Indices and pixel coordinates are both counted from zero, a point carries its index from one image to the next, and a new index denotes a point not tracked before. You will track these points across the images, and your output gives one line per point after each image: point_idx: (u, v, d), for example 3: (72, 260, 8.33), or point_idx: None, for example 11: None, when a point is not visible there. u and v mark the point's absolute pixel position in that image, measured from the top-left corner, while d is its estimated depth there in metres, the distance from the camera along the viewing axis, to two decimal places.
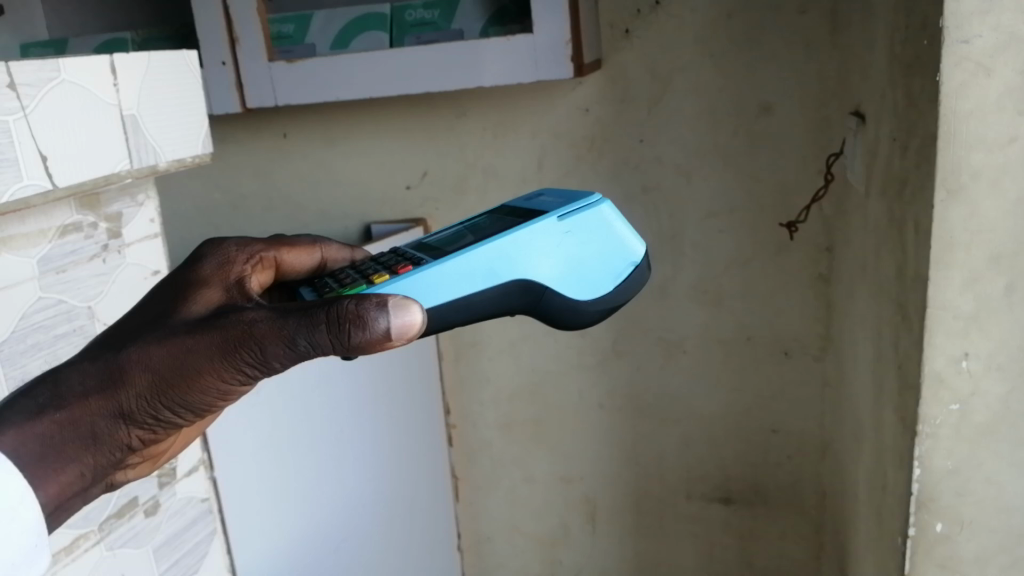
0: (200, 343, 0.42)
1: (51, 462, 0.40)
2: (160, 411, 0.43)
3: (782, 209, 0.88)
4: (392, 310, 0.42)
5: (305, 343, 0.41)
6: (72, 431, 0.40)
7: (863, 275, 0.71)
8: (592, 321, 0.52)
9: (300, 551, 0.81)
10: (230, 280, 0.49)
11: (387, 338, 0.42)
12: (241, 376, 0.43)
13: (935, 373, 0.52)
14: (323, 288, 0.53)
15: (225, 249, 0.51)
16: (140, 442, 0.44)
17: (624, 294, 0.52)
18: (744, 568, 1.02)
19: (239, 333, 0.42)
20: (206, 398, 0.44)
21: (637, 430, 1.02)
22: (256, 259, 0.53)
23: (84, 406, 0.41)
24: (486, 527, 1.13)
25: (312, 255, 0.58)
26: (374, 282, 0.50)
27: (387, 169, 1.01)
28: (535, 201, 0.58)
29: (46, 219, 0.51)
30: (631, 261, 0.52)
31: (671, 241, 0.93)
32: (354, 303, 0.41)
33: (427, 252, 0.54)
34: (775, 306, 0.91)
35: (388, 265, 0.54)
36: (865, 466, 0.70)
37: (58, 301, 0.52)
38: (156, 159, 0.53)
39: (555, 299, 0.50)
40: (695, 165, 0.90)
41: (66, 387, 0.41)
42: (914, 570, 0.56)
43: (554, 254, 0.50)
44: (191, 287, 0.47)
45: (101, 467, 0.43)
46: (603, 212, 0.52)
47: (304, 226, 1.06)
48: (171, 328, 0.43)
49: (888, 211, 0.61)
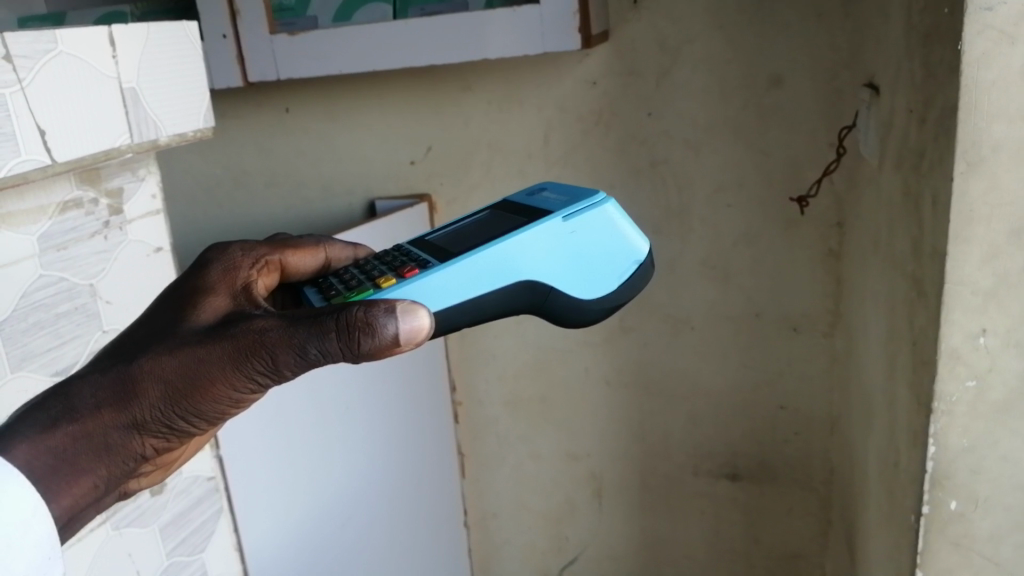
0: (212, 352, 0.41)
1: (64, 475, 0.39)
2: (173, 420, 0.42)
3: (792, 184, 0.86)
4: (400, 316, 0.42)
5: (315, 351, 0.41)
6: (85, 443, 0.40)
7: (876, 249, 0.70)
8: (597, 319, 0.51)
9: (307, 529, 0.81)
10: (237, 284, 0.47)
11: (396, 344, 0.42)
12: (253, 385, 0.42)
13: (951, 349, 0.51)
14: (328, 290, 0.52)
15: (230, 254, 0.50)
16: (154, 451, 0.43)
17: (628, 292, 0.51)
18: (750, 543, 1.02)
19: (251, 341, 0.41)
20: (218, 406, 0.43)
21: (644, 407, 1.01)
22: (260, 262, 0.52)
23: (97, 418, 0.40)
24: (492, 503, 1.14)
25: (315, 256, 0.57)
26: (381, 286, 0.49)
27: (391, 144, 1.00)
28: (537, 197, 0.57)
29: (45, 195, 0.50)
30: (635, 258, 0.51)
31: (679, 216, 0.91)
32: (363, 310, 0.41)
33: (431, 252, 0.53)
34: (785, 282, 0.90)
35: (393, 266, 0.53)
36: (876, 443, 0.70)
37: (58, 279, 0.51)
38: (156, 134, 0.52)
39: (561, 299, 0.49)
40: (704, 139, 0.88)
41: (77, 399, 0.40)
42: (927, 548, 0.56)
43: (560, 254, 0.50)
44: (198, 293, 0.45)
45: (114, 477, 0.42)
46: (607, 210, 0.51)
47: (307, 202, 1.05)
48: (182, 337, 0.42)
49: (904, 184, 0.60)
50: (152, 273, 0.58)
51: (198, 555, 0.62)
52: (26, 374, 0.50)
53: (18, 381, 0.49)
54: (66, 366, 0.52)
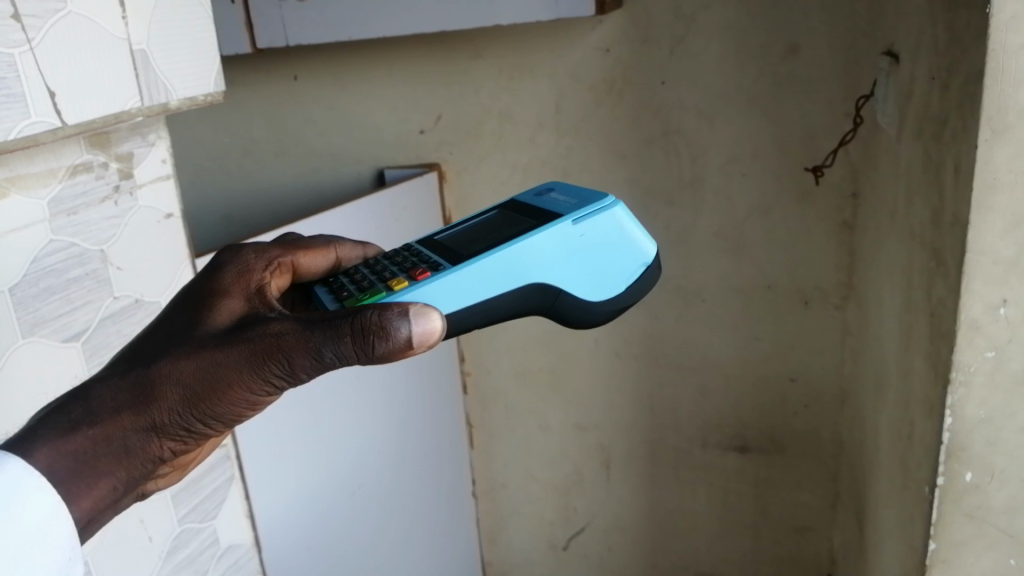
0: (229, 356, 0.41)
1: (84, 478, 0.39)
2: (191, 423, 0.41)
3: (807, 153, 0.85)
4: (413, 318, 0.42)
5: (331, 354, 0.41)
6: (105, 446, 0.39)
7: (893, 219, 0.69)
8: (603, 320, 0.51)
9: (315, 497, 0.81)
10: (251, 286, 0.46)
11: (409, 346, 0.42)
12: (270, 388, 0.42)
13: (971, 319, 0.51)
14: (340, 292, 0.51)
15: (244, 256, 0.48)
16: (171, 454, 0.43)
17: (634, 295, 0.51)
18: (758, 515, 1.02)
19: (268, 345, 0.40)
20: (235, 408, 0.43)
21: (654, 378, 1.01)
22: (274, 264, 0.51)
23: (116, 421, 0.39)
24: (500, 473, 1.14)
25: (326, 257, 0.56)
26: (393, 288, 0.48)
27: (400, 113, 0.99)
28: (545, 197, 0.57)
29: (54, 158, 0.49)
30: (642, 261, 0.51)
31: (692, 186, 0.91)
32: (377, 314, 0.41)
33: (442, 254, 0.52)
34: (797, 254, 0.89)
35: (405, 268, 0.52)
36: (889, 415, 0.69)
37: (69, 245, 0.51)
38: (167, 97, 0.51)
39: (569, 301, 0.49)
40: (718, 108, 0.87)
41: (97, 403, 0.39)
42: (941, 519, 0.55)
43: (569, 256, 0.49)
44: (213, 295, 0.44)
45: (132, 479, 0.41)
46: (616, 214, 0.51)
47: (316, 171, 1.04)
48: (199, 341, 0.41)
49: (924, 152, 0.59)
50: (161, 239, 0.58)
51: (209, 522, 0.62)
52: (37, 340, 0.49)
53: (29, 347, 0.49)
54: (76, 332, 0.52)
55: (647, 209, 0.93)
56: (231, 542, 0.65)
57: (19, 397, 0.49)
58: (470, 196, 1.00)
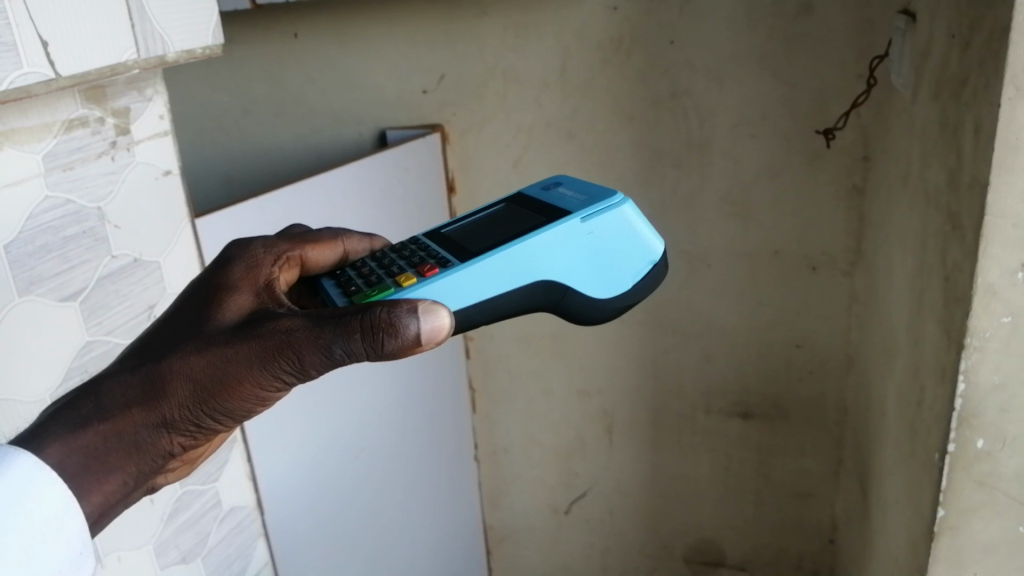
0: (239, 352, 0.41)
1: (94, 473, 0.39)
2: (201, 418, 0.42)
3: (818, 116, 0.84)
4: (422, 315, 0.42)
5: (341, 351, 0.40)
6: (115, 441, 0.39)
7: (906, 182, 0.68)
8: (609, 317, 0.52)
9: (316, 464, 0.81)
10: (260, 281, 0.46)
11: (418, 343, 0.42)
12: (279, 383, 0.41)
13: (987, 284, 0.50)
14: (348, 286, 0.51)
15: (253, 250, 0.48)
16: (181, 449, 0.43)
17: (640, 292, 0.51)
18: (760, 481, 1.02)
19: (278, 341, 0.40)
20: (244, 404, 0.43)
21: (658, 344, 1.00)
22: (283, 259, 0.50)
23: (126, 417, 0.40)
24: (502, 438, 1.14)
25: (334, 250, 0.54)
26: (401, 285, 0.48)
27: (403, 72, 0.97)
28: (552, 190, 0.57)
29: (49, 112, 0.48)
30: (649, 259, 0.51)
31: (700, 149, 0.89)
32: (387, 310, 0.40)
33: (450, 250, 0.52)
34: (806, 219, 0.88)
35: (413, 263, 0.52)
36: (897, 381, 0.69)
37: (65, 202, 0.50)
38: (163, 49, 0.49)
39: (577, 299, 0.50)
40: (727, 69, 0.85)
41: (108, 398, 0.40)
42: (952, 486, 0.55)
43: (577, 255, 0.50)
44: (222, 290, 0.44)
45: (142, 474, 0.42)
46: (624, 212, 0.51)
47: (316, 131, 1.02)
48: (209, 336, 0.41)
49: (942, 112, 0.57)
50: (160, 196, 0.56)
51: (210, 484, 0.62)
52: (34, 299, 0.48)
53: (27, 306, 0.48)
54: (74, 292, 0.51)
55: (653, 172, 0.92)
56: (233, 504, 0.65)
57: (16, 358, 0.48)
58: (473, 158, 0.99)
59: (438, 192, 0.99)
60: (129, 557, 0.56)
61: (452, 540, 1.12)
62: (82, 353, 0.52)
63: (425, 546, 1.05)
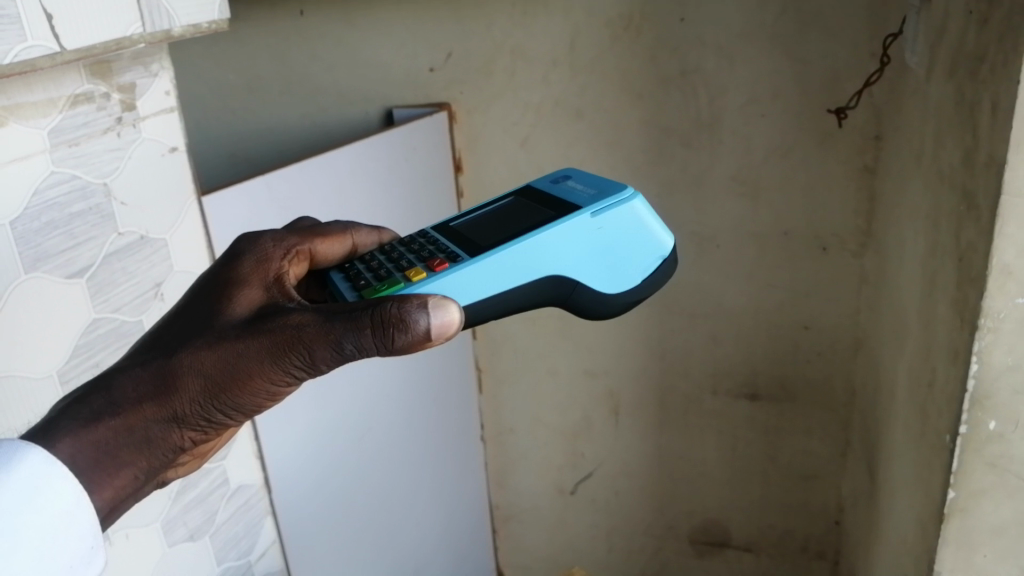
0: (250, 348, 0.41)
1: (106, 468, 0.39)
2: (212, 413, 0.42)
3: (830, 94, 0.83)
4: (432, 310, 0.42)
5: (351, 346, 0.41)
6: (127, 436, 0.40)
7: (919, 161, 0.67)
8: (619, 312, 0.51)
9: (322, 443, 0.81)
10: (269, 275, 0.46)
11: (427, 338, 0.42)
12: (290, 378, 0.42)
13: (1002, 264, 0.49)
14: (358, 281, 0.50)
15: (262, 244, 0.48)
16: (192, 443, 0.43)
17: (651, 287, 0.51)
18: (767, 463, 1.02)
19: (289, 336, 0.41)
20: (255, 399, 0.43)
21: (666, 325, 0.99)
22: (292, 253, 0.50)
23: (138, 412, 0.40)
24: (508, 418, 1.14)
25: (342, 243, 0.54)
26: (411, 280, 0.48)
27: (409, 50, 0.96)
28: (562, 185, 0.56)
29: (54, 87, 0.47)
30: (659, 254, 0.50)
31: (709, 128, 0.88)
32: (397, 306, 0.41)
33: (459, 244, 0.52)
34: (816, 199, 0.87)
35: (422, 257, 0.51)
36: (907, 362, 0.68)
37: (71, 177, 0.49)
38: (169, 24, 0.49)
39: (586, 294, 0.49)
40: (738, 47, 0.84)
41: (119, 393, 0.40)
42: (962, 468, 0.54)
43: (586, 250, 0.49)
44: (232, 284, 0.44)
45: (153, 468, 0.42)
46: (634, 207, 0.50)
47: (322, 110, 1.01)
48: (220, 331, 0.42)
49: (957, 90, 0.57)
50: (167, 173, 0.56)
51: (218, 463, 0.63)
52: (40, 276, 0.48)
53: (33, 282, 0.48)
54: (80, 269, 0.51)
55: (662, 151, 0.91)
56: (240, 483, 0.66)
57: (23, 335, 0.47)
58: (480, 136, 0.98)
59: (445, 172, 0.98)
60: (137, 534, 0.56)
61: (458, 520, 1.12)
62: (89, 331, 0.52)
63: (432, 526, 1.05)
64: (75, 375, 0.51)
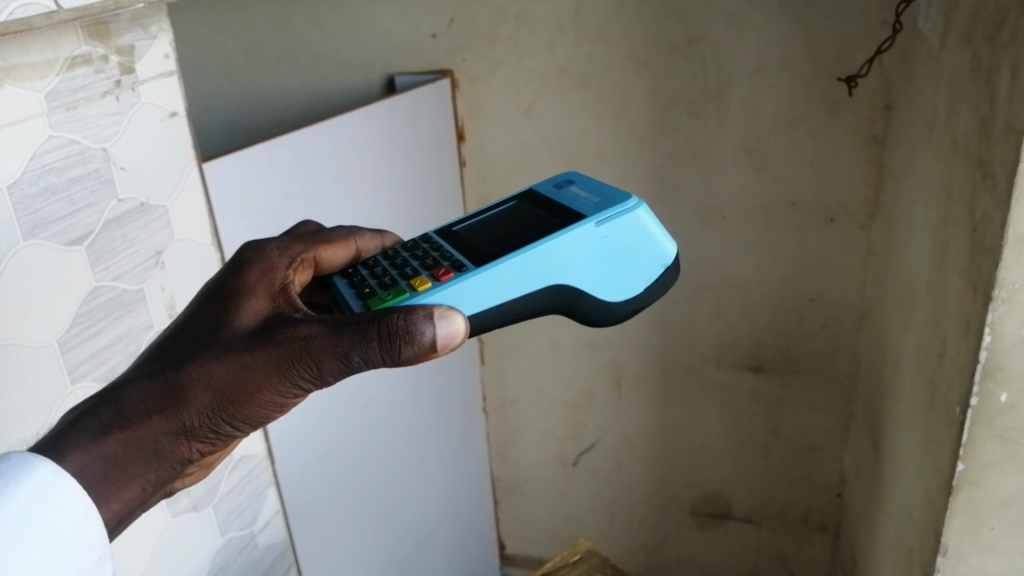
0: (257, 359, 0.40)
1: (114, 480, 0.39)
2: (220, 425, 0.41)
3: (840, 62, 0.81)
4: (438, 320, 0.41)
5: (358, 358, 0.40)
6: (135, 448, 0.39)
7: (931, 130, 0.66)
8: (620, 320, 0.51)
9: (326, 415, 0.80)
10: (275, 284, 0.45)
11: (433, 349, 0.41)
12: (297, 390, 0.41)
13: (1018, 235, 0.48)
14: (362, 288, 0.49)
15: (267, 251, 0.47)
16: (199, 455, 0.42)
17: (653, 295, 0.50)
18: (769, 435, 1.02)
19: (296, 348, 0.40)
20: (262, 410, 0.42)
21: (670, 296, 0.99)
22: (297, 260, 0.49)
23: (146, 424, 0.39)
24: (510, 390, 1.13)
25: (348, 249, 0.53)
26: (416, 289, 0.47)
27: (411, 16, 0.94)
28: (565, 191, 0.55)
29: (52, 49, 0.46)
30: (662, 262, 0.50)
31: (716, 97, 0.87)
32: (403, 317, 0.40)
33: (464, 251, 0.51)
34: (823, 169, 0.86)
35: (426, 265, 0.50)
36: (915, 334, 0.68)
37: (70, 142, 0.48)
38: None
39: (588, 303, 0.49)
40: (747, 14, 0.82)
41: (128, 405, 0.39)
42: (972, 440, 0.54)
43: (590, 259, 0.49)
44: (238, 294, 0.44)
45: (162, 480, 0.42)
46: (638, 216, 0.49)
47: (323, 78, 0.99)
48: (227, 343, 0.41)
49: (974, 56, 0.55)
50: (166, 139, 0.55)
51: None
52: (40, 243, 0.47)
53: (32, 249, 0.47)
54: (81, 236, 0.50)
55: (668, 120, 0.90)
56: (243, 453, 0.67)
57: (22, 305, 0.47)
58: (484, 105, 0.97)
59: (447, 141, 0.97)
60: None
61: (460, 491, 1.12)
62: (90, 299, 0.51)
63: (434, 498, 1.05)
64: (75, 345, 0.50)
